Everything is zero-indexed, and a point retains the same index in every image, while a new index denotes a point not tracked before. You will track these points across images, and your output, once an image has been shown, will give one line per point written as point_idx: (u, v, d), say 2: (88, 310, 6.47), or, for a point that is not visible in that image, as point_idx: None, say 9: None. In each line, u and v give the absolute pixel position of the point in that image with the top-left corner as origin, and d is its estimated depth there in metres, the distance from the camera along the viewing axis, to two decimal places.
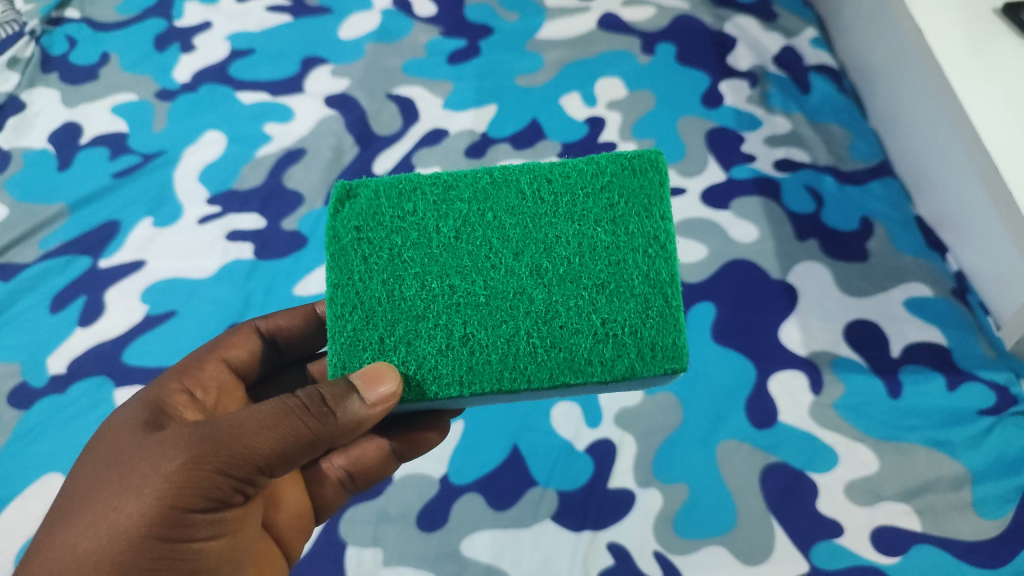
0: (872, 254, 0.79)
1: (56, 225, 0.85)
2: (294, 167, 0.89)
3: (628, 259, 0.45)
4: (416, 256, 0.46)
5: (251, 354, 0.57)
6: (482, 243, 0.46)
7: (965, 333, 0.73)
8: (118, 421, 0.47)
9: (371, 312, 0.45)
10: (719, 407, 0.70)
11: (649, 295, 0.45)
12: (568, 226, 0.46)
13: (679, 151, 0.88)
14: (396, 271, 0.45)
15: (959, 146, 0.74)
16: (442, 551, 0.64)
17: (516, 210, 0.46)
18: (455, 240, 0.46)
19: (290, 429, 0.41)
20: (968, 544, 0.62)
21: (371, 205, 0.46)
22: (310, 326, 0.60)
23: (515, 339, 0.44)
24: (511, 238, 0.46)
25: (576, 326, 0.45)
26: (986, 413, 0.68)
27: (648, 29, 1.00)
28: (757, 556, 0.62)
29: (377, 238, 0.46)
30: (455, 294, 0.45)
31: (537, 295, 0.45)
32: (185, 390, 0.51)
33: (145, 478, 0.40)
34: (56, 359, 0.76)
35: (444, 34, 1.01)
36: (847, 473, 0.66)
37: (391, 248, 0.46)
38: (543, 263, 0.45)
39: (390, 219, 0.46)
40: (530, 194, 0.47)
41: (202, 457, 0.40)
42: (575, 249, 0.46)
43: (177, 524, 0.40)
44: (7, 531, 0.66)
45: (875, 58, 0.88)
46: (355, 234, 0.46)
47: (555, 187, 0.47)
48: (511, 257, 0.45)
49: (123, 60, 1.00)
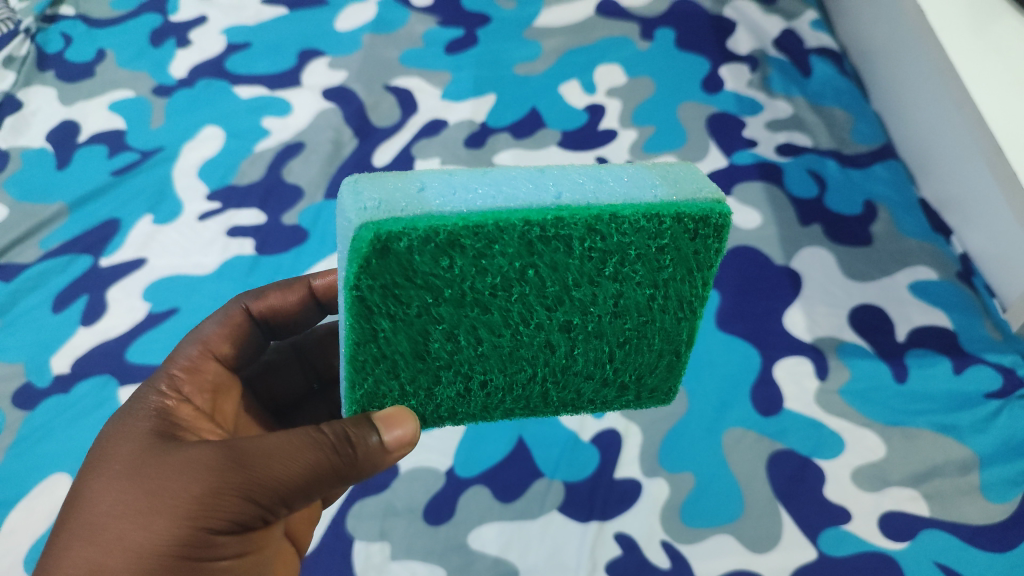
0: (875, 238, 0.78)
1: (55, 224, 0.85)
2: (293, 161, 0.88)
3: (658, 319, 0.44)
4: (445, 315, 0.40)
5: (240, 341, 0.56)
6: (518, 303, 0.40)
7: (971, 316, 0.72)
8: (128, 427, 0.46)
9: (394, 364, 0.42)
10: (725, 396, 0.70)
11: (664, 348, 0.46)
12: (611, 286, 0.41)
13: (680, 136, 0.87)
14: (422, 328, 0.40)
15: (962, 129, 0.74)
16: (449, 544, 0.64)
17: (561, 269, 0.39)
18: (490, 297, 0.39)
19: (316, 462, 0.41)
20: (976, 528, 0.62)
21: (401, 260, 0.36)
22: (305, 308, 0.59)
23: (530, 381, 0.46)
24: (549, 296, 0.40)
25: (588, 373, 0.46)
26: (993, 396, 0.67)
27: (647, 14, 0.99)
28: (765, 543, 0.62)
29: (404, 293, 0.38)
30: (481, 347, 0.42)
31: (561, 348, 0.44)
32: (184, 399, 0.50)
33: (174, 497, 0.40)
34: (60, 359, 0.76)
35: (441, 24, 1.00)
36: (854, 459, 0.66)
37: (421, 305, 0.39)
38: (576, 321, 0.42)
39: (422, 277, 0.37)
40: (581, 252, 0.38)
41: (231, 483, 0.40)
42: (610, 307, 0.42)
43: (203, 544, 0.40)
44: (13, 533, 0.66)
45: (876, 40, 0.88)
46: (381, 292, 0.38)
47: (609, 246, 0.38)
48: (546, 313, 0.41)
49: (119, 56, 0.99)
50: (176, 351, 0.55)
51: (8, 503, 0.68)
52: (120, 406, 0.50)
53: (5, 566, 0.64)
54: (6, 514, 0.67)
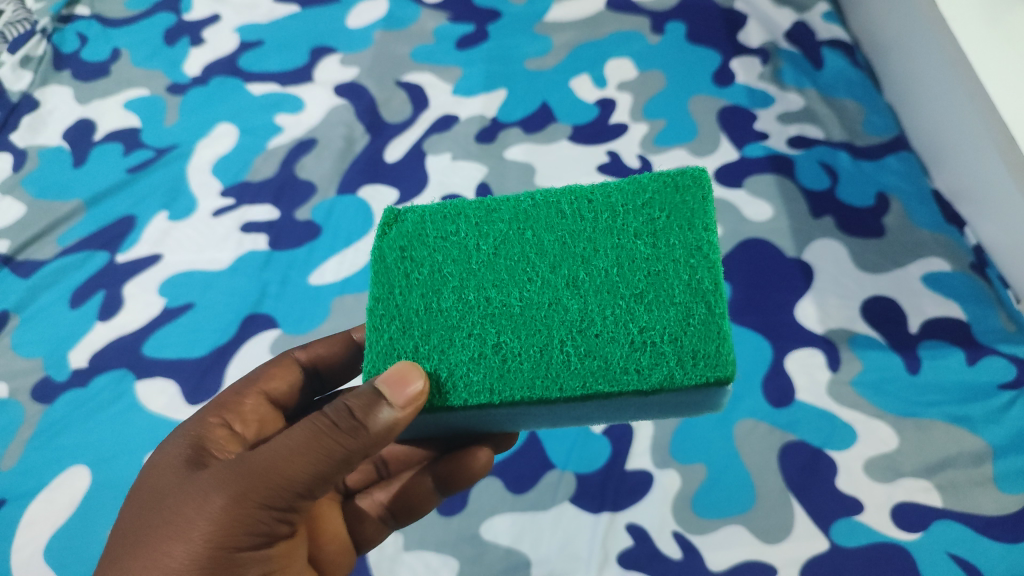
0: (888, 230, 0.78)
1: (73, 221, 0.86)
2: (305, 157, 0.89)
3: (669, 271, 0.45)
4: (455, 272, 0.47)
5: (290, 386, 0.58)
6: (520, 258, 0.47)
7: (983, 307, 0.72)
8: (161, 458, 0.49)
9: (407, 323, 0.46)
10: (736, 387, 0.70)
11: (690, 304, 0.44)
12: (607, 240, 0.47)
13: (691, 131, 0.88)
14: (433, 286, 0.47)
15: (973, 115, 0.72)
16: (462, 535, 0.65)
17: (555, 227, 0.48)
18: (495, 256, 0.47)
19: (324, 452, 0.41)
20: (989, 519, 0.61)
21: (416, 226, 0.49)
22: (350, 353, 0.61)
23: (549, 348, 0.44)
24: (549, 253, 0.47)
25: (611, 335, 0.44)
26: (1007, 386, 0.67)
27: (657, 7, 0.99)
28: (776, 534, 0.62)
29: (419, 256, 0.48)
30: (490, 305, 0.46)
31: (573, 304, 0.45)
32: (223, 424, 0.52)
33: (192, 522, 0.41)
34: (77, 353, 0.77)
35: (452, 20, 1.01)
36: (867, 450, 0.66)
37: (432, 264, 0.47)
38: (580, 275, 0.46)
39: (433, 239, 0.48)
40: (570, 213, 0.48)
41: (244, 495, 0.41)
42: (613, 261, 0.46)
43: (227, 562, 0.42)
44: (34, 523, 0.68)
45: (887, 33, 0.86)
46: (399, 252, 0.48)
47: (595, 206, 0.48)
48: (550, 271, 0.46)
49: (134, 55, 1.00)
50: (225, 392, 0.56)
51: (29, 494, 0.69)
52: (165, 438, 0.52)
53: (27, 556, 0.66)
54: (27, 505, 0.69)
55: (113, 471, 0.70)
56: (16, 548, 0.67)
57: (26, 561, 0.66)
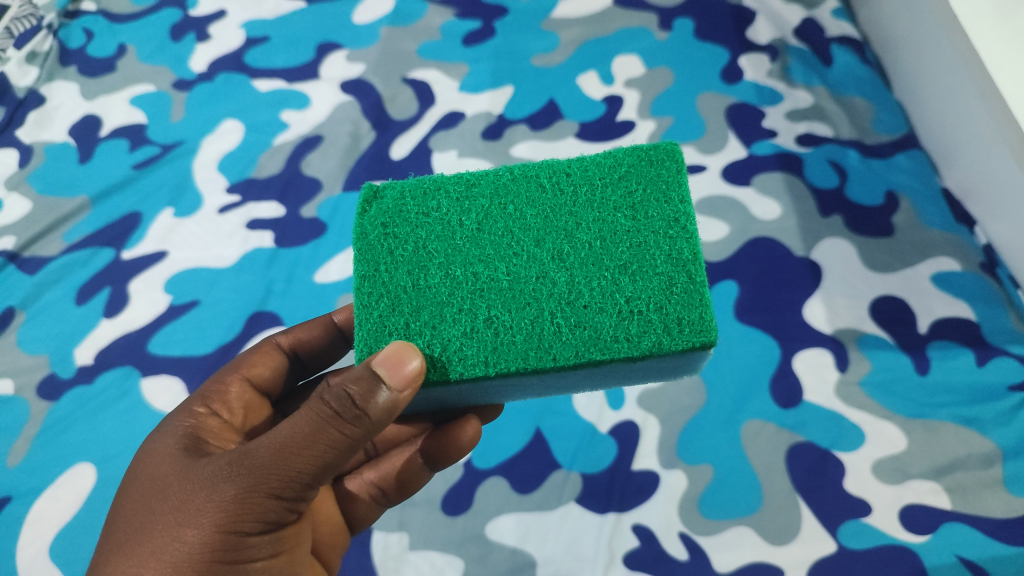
0: (897, 228, 0.77)
1: (79, 217, 0.86)
2: (311, 154, 0.88)
3: (651, 243, 0.46)
4: (441, 249, 0.46)
5: (274, 371, 0.59)
6: (504, 233, 0.47)
7: (994, 307, 0.71)
8: (156, 449, 0.49)
9: (396, 300, 0.45)
10: (744, 387, 0.70)
11: (672, 274, 0.45)
12: (589, 213, 0.47)
13: (699, 129, 0.87)
14: (420, 262, 0.46)
15: (984, 114, 0.71)
16: (467, 534, 0.65)
17: (536, 202, 0.47)
18: (479, 232, 0.47)
19: (330, 441, 0.41)
20: (999, 522, 0.61)
21: (396, 204, 0.48)
22: (330, 338, 0.62)
23: (539, 320, 0.44)
24: (532, 227, 0.47)
25: (599, 305, 0.44)
26: (1016, 388, 0.66)
27: (665, 4, 0.98)
28: (784, 536, 0.62)
29: (403, 235, 0.47)
30: (478, 280, 0.45)
31: (560, 277, 0.45)
32: (212, 413, 0.53)
33: (201, 508, 0.41)
34: (83, 351, 0.77)
35: (459, 16, 1.00)
36: (874, 452, 0.65)
37: (417, 241, 0.47)
38: (565, 249, 0.46)
39: (415, 216, 0.47)
40: (550, 187, 0.48)
41: (253, 485, 0.41)
42: (596, 234, 0.46)
43: (235, 547, 0.42)
44: (38, 521, 0.68)
45: (898, 29, 0.85)
46: (382, 230, 0.47)
47: (573, 180, 0.48)
48: (534, 245, 0.46)
49: (140, 51, 1.00)
50: (208, 379, 0.57)
51: (34, 492, 0.70)
52: (157, 427, 0.52)
53: (32, 555, 0.67)
54: (32, 503, 0.69)
55: (118, 469, 0.70)
56: (20, 545, 0.67)
57: (32, 558, 0.66)
